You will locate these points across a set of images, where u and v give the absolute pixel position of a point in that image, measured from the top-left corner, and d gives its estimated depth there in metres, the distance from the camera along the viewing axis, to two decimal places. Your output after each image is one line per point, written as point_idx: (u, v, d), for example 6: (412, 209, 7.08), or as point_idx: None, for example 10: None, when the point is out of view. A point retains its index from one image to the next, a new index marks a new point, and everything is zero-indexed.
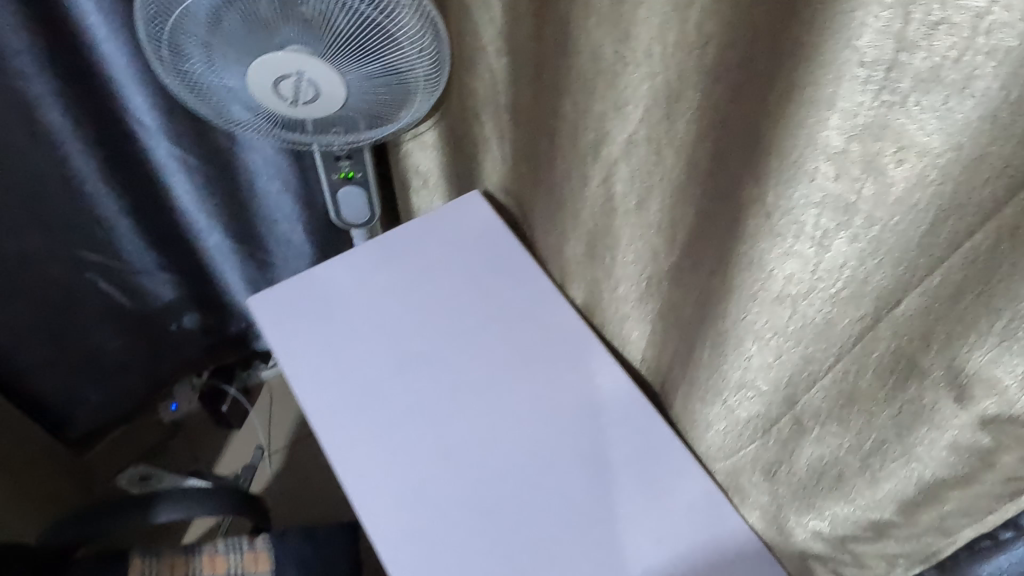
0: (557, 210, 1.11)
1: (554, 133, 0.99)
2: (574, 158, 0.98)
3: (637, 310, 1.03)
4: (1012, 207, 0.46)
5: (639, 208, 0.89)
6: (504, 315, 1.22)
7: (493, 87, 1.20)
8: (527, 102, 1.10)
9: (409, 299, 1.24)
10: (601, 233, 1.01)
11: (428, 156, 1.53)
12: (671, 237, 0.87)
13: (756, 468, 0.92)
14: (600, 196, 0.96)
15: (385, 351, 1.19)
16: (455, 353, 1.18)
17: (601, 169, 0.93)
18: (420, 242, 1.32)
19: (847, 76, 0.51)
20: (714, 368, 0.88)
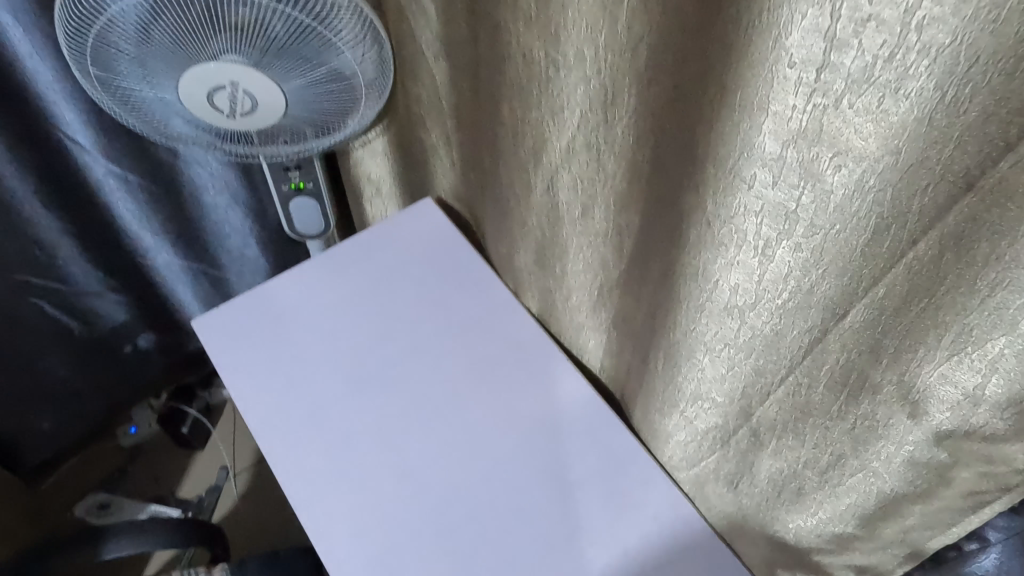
0: (505, 219, 1.07)
1: (496, 141, 0.95)
2: (515, 166, 0.94)
3: (592, 318, 0.99)
4: (954, 216, 0.43)
5: (581, 215, 0.86)
6: (461, 327, 1.16)
7: (435, 94, 1.15)
8: (469, 108, 1.06)
9: (361, 315, 1.18)
10: (550, 242, 0.97)
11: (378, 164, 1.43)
12: (617, 246, 0.83)
13: (717, 481, 0.89)
14: (544, 204, 0.92)
15: (338, 370, 1.13)
16: (412, 369, 1.12)
17: (543, 179, 0.89)
18: (371, 253, 1.26)
19: (778, 78, 0.47)
20: (668, 380, 0.85)
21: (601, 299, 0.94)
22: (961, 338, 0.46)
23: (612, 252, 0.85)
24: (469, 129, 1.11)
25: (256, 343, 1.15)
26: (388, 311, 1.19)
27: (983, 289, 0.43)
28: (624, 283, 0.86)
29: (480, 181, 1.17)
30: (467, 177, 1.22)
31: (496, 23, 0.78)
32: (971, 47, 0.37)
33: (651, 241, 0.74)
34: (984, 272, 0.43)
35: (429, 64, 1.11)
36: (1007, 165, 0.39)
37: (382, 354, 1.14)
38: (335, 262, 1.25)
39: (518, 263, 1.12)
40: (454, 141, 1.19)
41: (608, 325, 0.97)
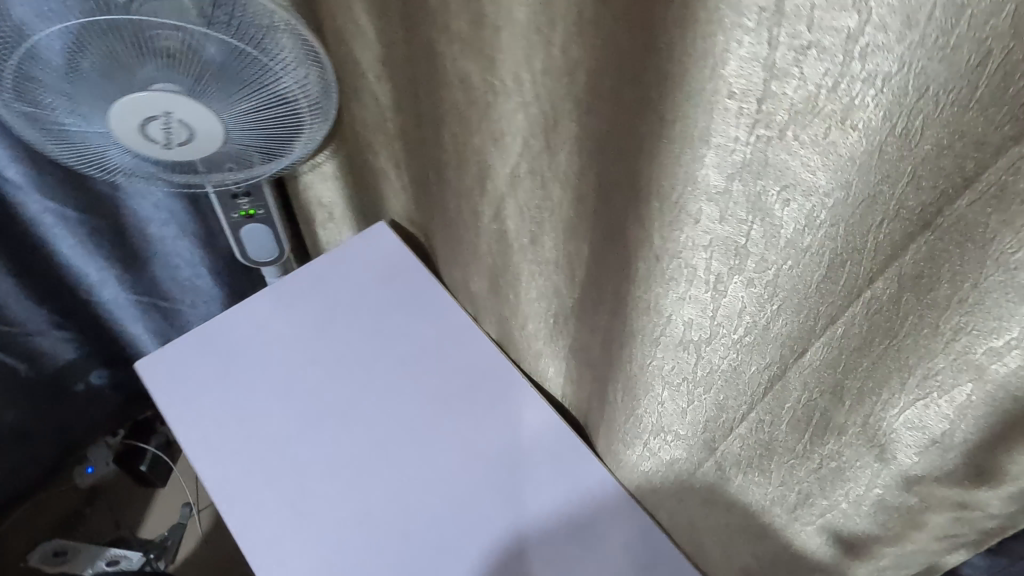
0: (458, 246, 1.03)
1: (441, 167, 0.91)
2: (465, 194, 0.89)
3: (550, 346, 0.95)
4: (912, 255, 0.39)
5: (534, 243, 0.82)
6: (425, 353, 1.09)
7: (379, 117, 1.11)
8: (415, 130, 1.01)
9: (317, 346, 1.10)
10: (502, 269, 0.93)
11: (329, 187, 1.35)
12: (570, 275, 0.80)
13: (687, 515, 0.85)
14: (494, 231, 0.88)
15: (290, 407, 1.05)
16: (373, 403, 1.05)
17: (491, 206, 0.85)
18: (326, 278, 1.18)
19: (718, 108, 0.44)
20: (630, 413, 0.81)
21: (558, 327, 0.90)
22: (925, 381, 0.43)
23: (565, 281, 0.81)
24: (416, 154, 1.06)
25: (205, 384, 1.07)
26: (345, 341, 1.11)
27: (946, 333, 0.40)
28: (578, 312, 0.83)
29: (431, 205, 1.13)
30: (418, 202, 1.17)
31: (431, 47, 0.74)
32: (919, 75, 0.34)
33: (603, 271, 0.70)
34: (948, 315, 0.39)
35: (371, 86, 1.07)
36: (965, 203, 0.35)
37: (341, 388, 1.06)
38: (288, 289, 1.17)
39: (475, 290, 1.07)
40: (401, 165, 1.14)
41: (568, 353, 0.93)
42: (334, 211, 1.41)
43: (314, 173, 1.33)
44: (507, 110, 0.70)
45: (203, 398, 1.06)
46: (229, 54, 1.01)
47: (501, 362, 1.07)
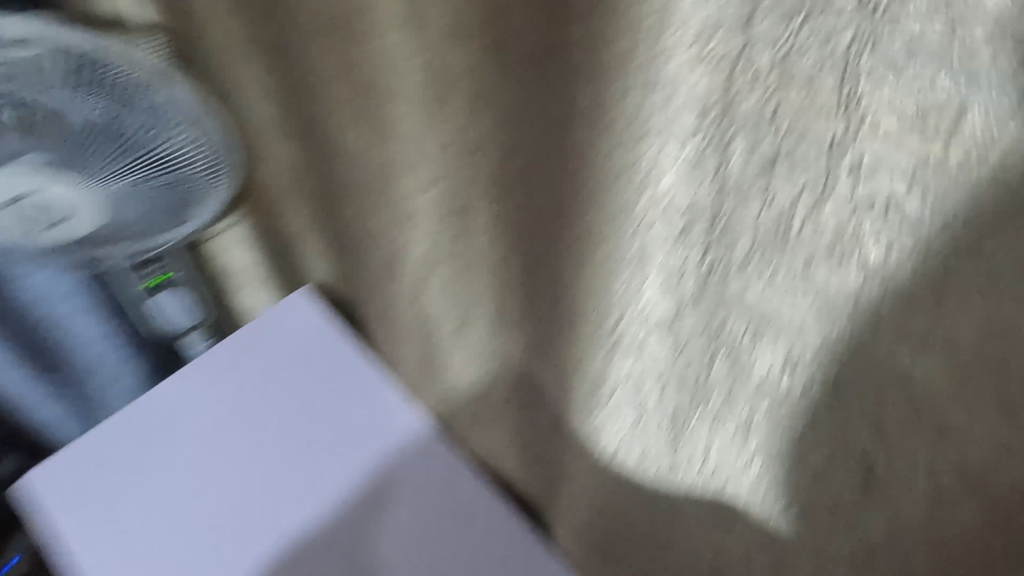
0: (386, 318, 0.92)
1: (357, 242, 0.79)
2: (383, 270, 0.78)
3: (489, 421, 0.86)
4: (925, 327, 0.33)
5: (464, 321, 0.72)
6: (368, 442, 0.92)
7: (282, 187, 0.98)
8: (321, 205, 0.89)
9: (237, 443, 0.92)
10: (433, 348, 0.82)
11: (241, 254, 1.21)
12: (504, 349, 0.70)
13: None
14: (419, 310, 0.77)
15: (202, 533, 0.86)
16: (310, 510, 0.88)
17: (409, 282, 0.74)
18: (245, 354, 1.00)
19: (664, 141, 0.38)
20: (586, 487, 0.72)
21: (502, 410, 0.79)
22: (943, 463, 0.36)
23: (502, 358, 0.71)
24: (328, 229, 0.93)
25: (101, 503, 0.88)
26: (272, 433, 0.93)
27: (968, 418, 0.33)
28: (524, 393, 0.72)
29: (350, 284, 0.99)
30: (337, 281, 1.03)
31: (330, 106, 0.64)
32: (907, 101, 0.28)
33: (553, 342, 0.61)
34: (989, 402, 0.32)
35: (268, 152, 0.94)
36: (981, 265, 0.29)
37: (270, 495, 0.89)
38: (200, 371, 0.98)
39: (410, 364, 0.96)
40: (310, 241, 1.01)
41: (518, 435, 0.82)
42: (258, 277, 1.26)
43: (229, 235, 1.18)
44: (417, 174, 0.60)
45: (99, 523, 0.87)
46: (109, 129, 0.81)
47: (452, 448, 0.92)
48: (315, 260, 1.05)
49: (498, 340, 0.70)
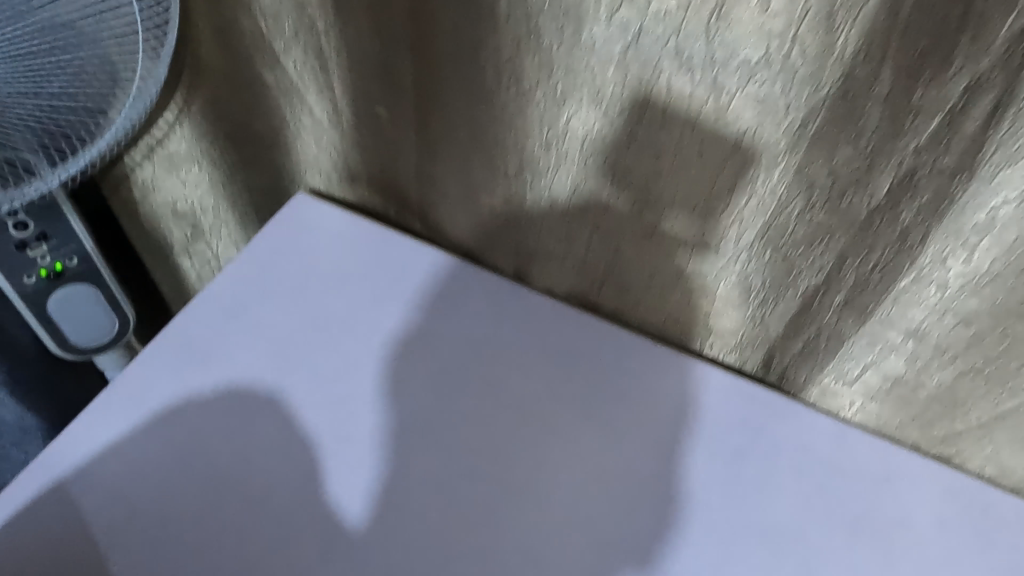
0: (476, 160, 0.63)
1: (469, 0, 0.51)
2: (521, 38, 0.51)
3: (723, 219, 0.55)
4: None
5: (687, 63, 0.47)
6: (480, 352, 0.65)
7: (260, 22, 0.65)
8: (359, 4, 0.58)
9: (303, 392, 0.61)
10: (592, 151, 0.55)
11: (184, 174, 0.83)
12: (778, 84, 0.45)
13: (1010, 420, 0.53)
14: (589, 84, 0.51)
15: (277, 463, 0.58)
16: (440, 466, 0.58)
17: (592, 18, 0.47)
18: (258, 285, 0.68)
19: None
20: (877, 304, 0.51)
21: (727, 210, 0.54)
22: None
23: (759, 99, 0.46)
24: (356, 54, 0.63)
25: (139, 525, 0.55)
26: (348, 368, 0.63)
27: None
28: (793, 149, 0.47)
29: (398, 149, 0.69)
30: (370, 154, 0.72)
31: None
32: None
33: (891, 38, 0.39)
34: None
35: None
36: None
37: (379, 456, 0.58)
38: (199, 322, 0.65)
39: (513, 238, 0.68)
40: (315, 97, 0.69)
41: (727, 262, 0.58)
42: (204, 237, 0.89)
43: (155, 166, 0.82)
44: None
45: (146, 557, 0.53)
46: None
47: (638, 247, 0.61)
48: (330, 138, 0.73)
49: (759, 76, 0.45)
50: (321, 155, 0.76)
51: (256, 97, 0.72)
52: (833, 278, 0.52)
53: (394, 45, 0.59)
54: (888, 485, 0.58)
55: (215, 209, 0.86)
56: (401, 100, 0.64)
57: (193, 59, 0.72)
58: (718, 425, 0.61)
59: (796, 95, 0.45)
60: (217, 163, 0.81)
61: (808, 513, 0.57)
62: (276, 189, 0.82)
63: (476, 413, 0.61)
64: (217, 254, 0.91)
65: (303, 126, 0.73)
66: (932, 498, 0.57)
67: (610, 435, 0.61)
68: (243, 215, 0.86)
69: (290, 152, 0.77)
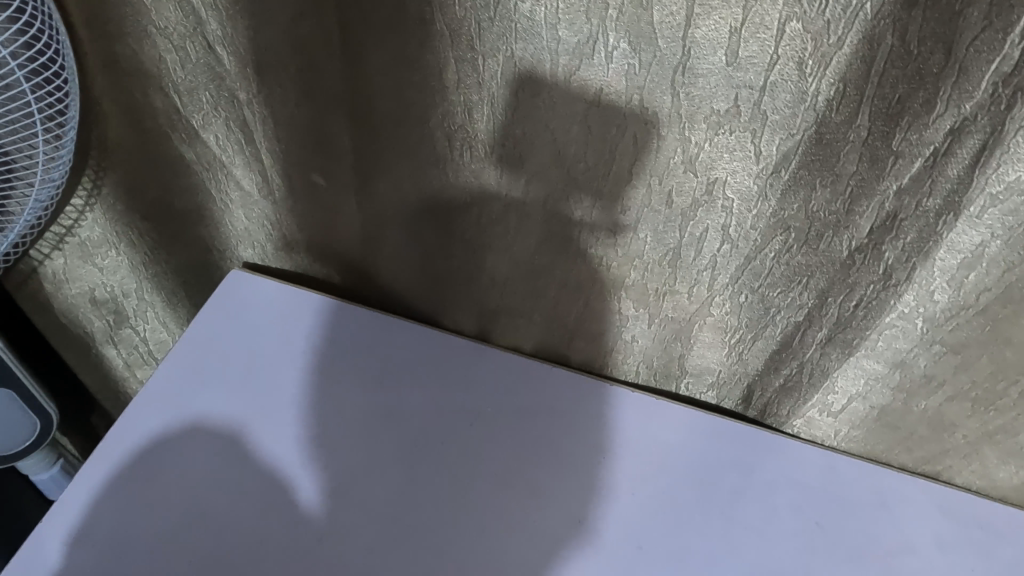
0: (428, 225, 0.59)
1: (414, 66, 0.48)
2: (473, 101, 0.48)
3: (698, 265, 0.53)
4: None
5: (652, 115, 0.45)
6: (444, 418, 0.62)
7: (174, 97, 0.59)
8: (286, 75, 0.54)
9: (264, 490, 0.57)
10: (554, 209, 0.53)
11: (100, 263, 0.75)
12: (748, 132, 0.43)
13: (999, 439, 0.53)
14: (551, 145, 0.49)
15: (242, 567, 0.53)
16: (417, 545, 0.55)
17: (550, 77, 0.45)
18: (203, 378, 0.63)
19: None
20: (862, 338, 0.50)
21: (702, 256, 0.52)
22: None
23: (730, 147, 0.45)
24: (285, 126, 0.58)
25: None
26: (314, 456, 0.59)
27: None
28: (767, 194, 0.46)
29: (338, 217, 0.64)
30: (306, 225, 0.67)
31: None
32: None
33: (869, 84, 0.38)
34: None
35: (141, 35, 0.55)
36: None
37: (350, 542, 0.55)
38: (143, 426, 0.60)
39: (473, 298, 0.64)
40: (242, 169, 0.64)
41: (702, 305, 0.56)
42: (128, 322, 0.82)
43: (66, 256, 0.74)
44: None
45: None
46: None
47: (609, 298, 0.59)
48: (261, 211, 0.67)
49: (727, 125, 0.43)
50: (253, 228, 0.70)
51: (176, 174, 0.66)
52: (816, 316, 0.51)
53: (329, 114, 0.55)
54: (885, 512, 0.57)
55: (138, 294, 0.79)
56: (339, 169, 0.59)
57: (96, 140, 0.65)
58: (708, 470, 0.59)
59: (769, 145, 0.43)
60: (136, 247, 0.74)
61: (811, 551, 0.55)
62: (205, 264, 0.76)
63: (446, 484, 0.58)
64: (144, 337, 0.84)
65: (229, 200, 0.67)
66: (932, 520, 0.57)
67: (596, 491, 0.58)
68: (170, 294, 0.79)
69: (217, 229, 0.71)
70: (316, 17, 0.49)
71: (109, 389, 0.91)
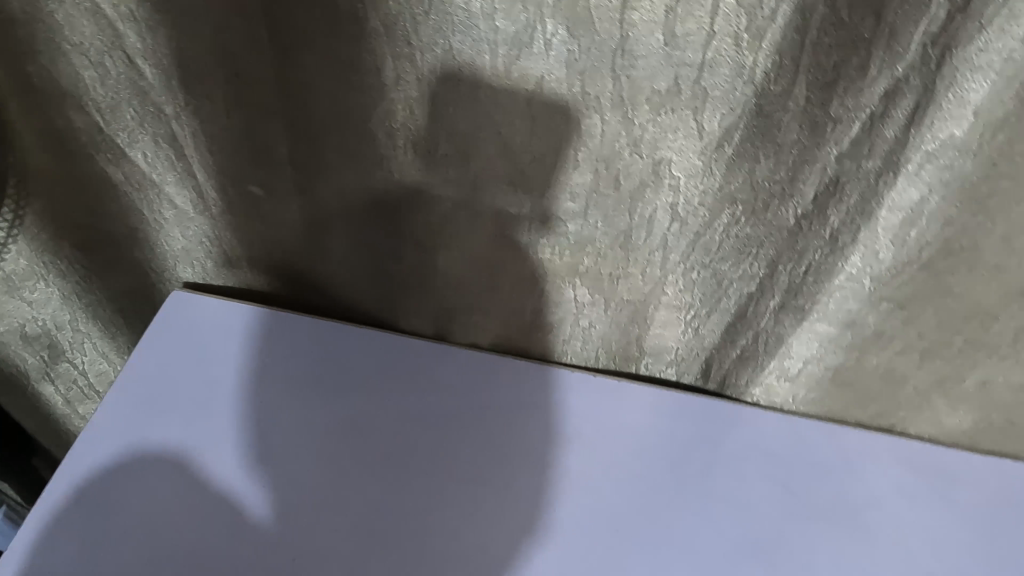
0: (375, 229, 0.58)
1: (351, 68, 0.47)
2: (414, 99, 0.47)
3: (650, 244, 0.53)
4: None
5: (594, 100, 0.45)
6: (409, 421, 0.61)
7: (95, 116, 0.57)
8: (215, 85, 0.52)
9: (228, 512, 0.55)
10: (503, 204, 0.53)
11: (28, 297, 0.71)
12: (690, 109, 0.44)
13: (946, 387, 0.55)
14: (497, 137, 0.48)
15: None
16: (392, 551, 0.54)
17: (490, 68, 0.44)
18: (153, 408, 0.61)
19: None
20: (813, 303, 0.52)
21: (652, 236, 0.53)
22: None
23: (672, 126, 0.45)
24: (218, 137, 0.56)
25: None
26: (278, 473, 0.57)
27: None
28: (712, 170, 0.47)
29: (281, 228, 0.62)
30: (247, 240, 0.65)
31: None
32: None
33: (805, 53, 0.39)
34: None
35: (54, 53, 0.52)
36: None
37: (321, 554, 0.54)
38: (91, 465, 0.57)
39: (427, 299, 0.64)
40: (174, 186, 0.61)
41: (656, 285, 0.57)
42: (64, 356, 0.78)
43: None
44: None
45: None
46: None
47: (563, 286, 0.59)
48: (198, 228, 0.65)
49: (669, 105, 0.44)
50: (192, 246, 0.67)
51: (103, 197, 0.63)
52: (767, 285, 0.52)
53: (263, 121, 0.53)
54: (848, 470, 0.59)
55: (72, 326, 0.75)
56: (279, 179, 0.58)
57: (13, 167, 0.61)
58: (677, 448, 0.60)
59: (711, 120, 0.44)
60: (65, 278, 0.70)
61: (782, 514, 0.57)
62: (141, 289, 0.73)
63: (417, 485, 0.57)
64: (84, 370, 0.80)
65: (163, 219, 0.65)
66: (889, 472, 0.59)
67: (568, 479, 0.58)
68: (107, 323, 0.76)
69: (152, 250, 0.68)
70: (243, 22, 0.47)
71: (49, 429, 0.87)
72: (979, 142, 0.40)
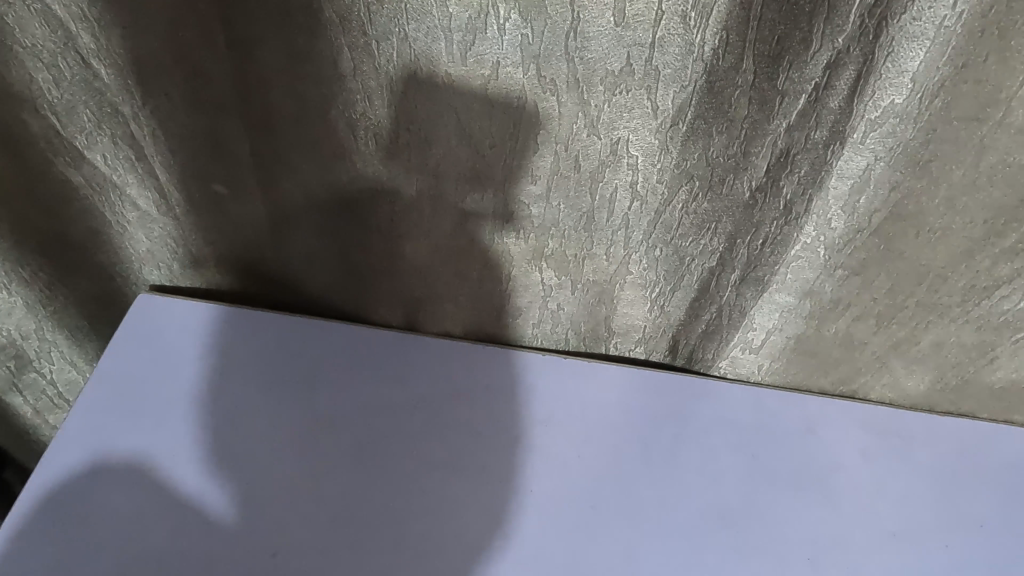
0: (340, 221, 0.59)
1: (307, 60, 0.47)
2: (372, 88, 0.48)
3: (612, 224, 0.54)
4: None
5: (550, 83, 0.45)
6: (383, 412, 0.61)
7: (52, 119, 0.56)
8: (172, 83, 0.52)
9: (206, 508, 0.56)
10: (466, 190, 0.54)
11: None
12: (644, 89, 0.45)
13: (903, 350, 0.57)
14: (456, 123, 0.49)
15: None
16: (370, 538, 0.55)
17: (446, 54, 0.45)
18: (124, 410, 0.60)
19: None
20: (772, 275, 0.53)
21: (614, 216, 0.54)
22: None
23: (627, 106, 0.46)
24: (178, 136, 0.56)
25: None
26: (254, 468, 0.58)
27: None
28: (668, 147, 0.48)
29: (246, 226, 0.62)
30: (213, 239, 0.65)
31: None
32: None
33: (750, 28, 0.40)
34: None
35: (7, 56, 0.52)
36: None
37: (300, 545, 0.54)
38: (65, 471, 0.57)
39: (396, 289, 0.64)
40: (136, 188, 0.61)
41: (621, 264, 0.58)
42: (32, 365, 0.77)
43: None
44: None
45: None
46: None
47: (530, 270, 0.60)
48: (162, 228, 0.65)
49: (624, 85, 0.45)
50: (157, 248, 0.67)
51: (64, 201, 0.63)
52: (727, 258, 0.53)
53: (222, 118, 0.53)
54: (814, 436, 0.61)
55: (39, 335, 0.74)
56: (241, 176, 0.58)
57: None
58: (648, 424, 0.61)
59: (664, 98, 0.45)
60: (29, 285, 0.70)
61: (751, 482, 0.58)
62: (108, 294, 0.72)
63: (392, 473, 0.58)
64: (52, 379, 0.79)
65: (127, 222, 0.64)
66: (853, 436, 0.61)
67: (542, 459, 0.59)
68: (74, 330, 0.75)
69: (118, 254, 0.68)
70: (198, 18, 0.47)
71: (20, 441, 0.86)
72: (920, 108, 0.41)
